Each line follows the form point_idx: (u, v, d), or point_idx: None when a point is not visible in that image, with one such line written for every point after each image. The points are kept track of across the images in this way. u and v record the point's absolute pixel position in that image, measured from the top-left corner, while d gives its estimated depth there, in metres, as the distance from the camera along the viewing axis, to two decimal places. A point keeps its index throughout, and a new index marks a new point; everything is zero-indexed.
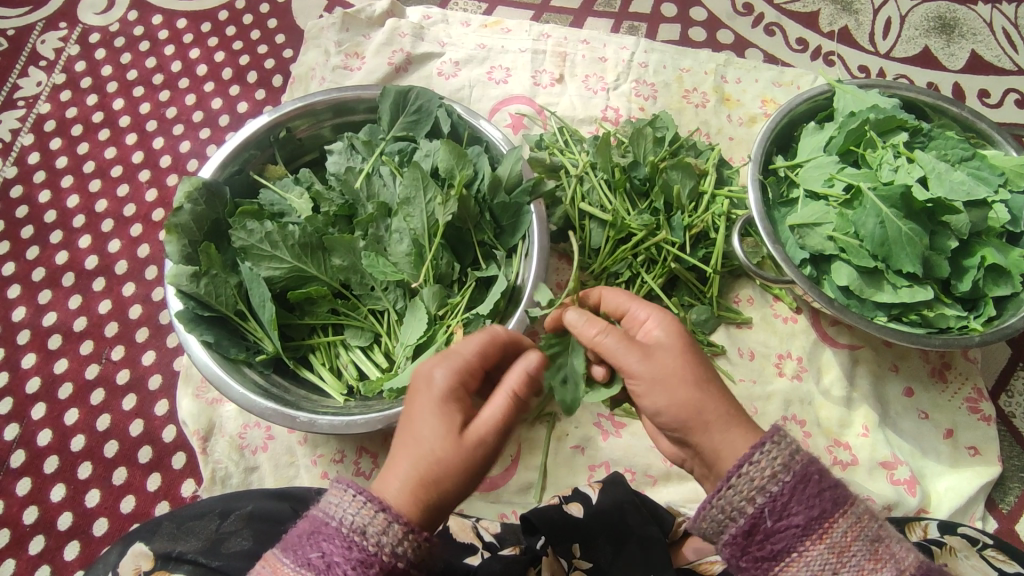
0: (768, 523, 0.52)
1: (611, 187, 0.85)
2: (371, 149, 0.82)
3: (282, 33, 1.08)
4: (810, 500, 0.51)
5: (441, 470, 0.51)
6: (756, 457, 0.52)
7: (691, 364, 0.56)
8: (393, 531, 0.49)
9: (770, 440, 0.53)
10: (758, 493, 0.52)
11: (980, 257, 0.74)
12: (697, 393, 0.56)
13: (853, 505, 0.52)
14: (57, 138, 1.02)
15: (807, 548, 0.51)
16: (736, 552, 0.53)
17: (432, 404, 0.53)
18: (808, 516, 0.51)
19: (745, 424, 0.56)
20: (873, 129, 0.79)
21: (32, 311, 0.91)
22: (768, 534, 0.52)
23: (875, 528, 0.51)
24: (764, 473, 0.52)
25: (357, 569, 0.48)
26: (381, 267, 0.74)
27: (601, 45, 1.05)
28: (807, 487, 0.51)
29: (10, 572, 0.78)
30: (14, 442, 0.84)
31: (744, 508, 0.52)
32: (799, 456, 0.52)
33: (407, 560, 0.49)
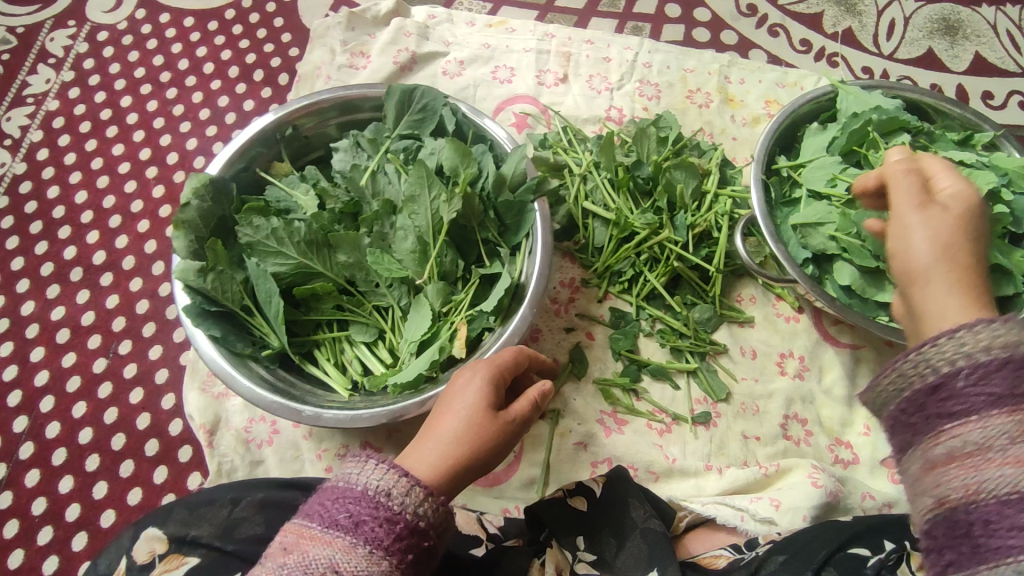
0: (960, 382, 0.46)
1: (614, 186, 0.86)
2: (377, 147, 0.83)
3: (288, 33, 1.09)
4: (994, 385, 0.45)
5: (469, 452, 0.57)
6: (978, 325, 0.47)
7: (970, 229, 0.57)
8: (416, 492, 0.51)
9: (987, 320, 0.47)
10: (927, 370, 0.48)
11: (981, 258, 0.75)
12: (970, 232, 0.56)
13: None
14: (66, 134, 1.03)
15: (971, 428, 0.45)
16: (908, 410, 0.48)
17: (473, 390, 0.60)
18: (989, 399, 0.44)
19: (971, 287, 0.55)
20: (876, 129, 0.80)
21: (41, 305, 0.92)
22: (929, 411, 0.47)
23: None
24: (945, 353, 0.47)
25: (384, 525, 0.49)
26: (386, 264, 0.75)
27: (605, 45, 1.06)
28: (998, 374, 0.45)
29: (19, 563, 0.79)
30: (23, 435, 0.85)
31: (909, 382, 0.48)
32: (996, 349, 0.45)
33: (428, 520, 0.51)
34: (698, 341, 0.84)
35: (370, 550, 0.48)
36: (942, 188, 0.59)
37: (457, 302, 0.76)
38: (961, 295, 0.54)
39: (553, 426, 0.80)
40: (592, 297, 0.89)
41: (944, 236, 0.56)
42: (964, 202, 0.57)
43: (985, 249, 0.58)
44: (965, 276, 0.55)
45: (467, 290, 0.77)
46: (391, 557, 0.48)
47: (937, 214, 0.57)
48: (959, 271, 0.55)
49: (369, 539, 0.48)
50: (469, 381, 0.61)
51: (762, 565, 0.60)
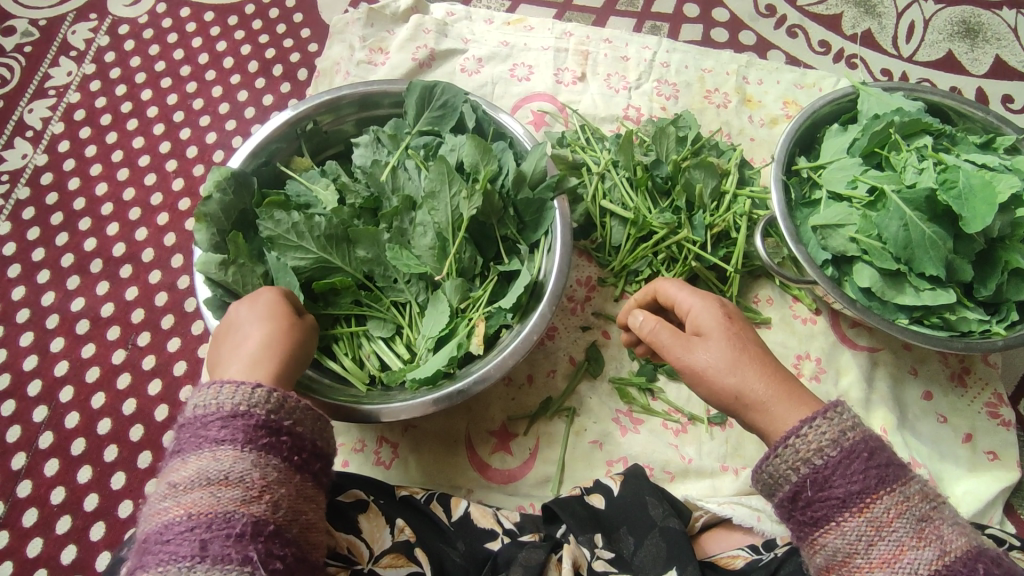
0: (809, 492, 0.52)
1: (632, 185, 0.86)
2: (396, 143, 0.83)
3: (308, 28, 1.09)
4: (854, 475, 0.50)
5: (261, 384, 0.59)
6: (803, 430, 0.53)
7: (749, 352, 0.59)
8: (224, 390, 0.53)
9: (822, 415, 0.53)
10: (802, 464, 0.52)
11: (1004, 262, 0.74)
12: (743, 355, 0.59)
13: (903, 484, 0.50)
14: (86, 127, 1.04)
15: (846, 521, 0.50)
16: (784, 516, 0.54)
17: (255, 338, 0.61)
18: (852, 490, 0.50)
19: (794, 394, 0.57)
20: (898, 132, 0.79)
21: (61, 296, 0.93)
22: (809, 503, 0.52)
23: (924, 509, 0.49)
24: (810, 446, 0.52)
25: (207, 428, 0.52)
26: (404, 260, 0.75)
27: (623, 44, 1.06)
28: (854, 462, 0.51)
29: (38, 551, 0.80)
30: (43, 424, 0.86)
31: (788, 476, 0.53)
32: (850, 434, 0.52)
33: (249, 404, 0.53)
34: None
35: (202, 450, 0.51)
36: (691, 318, 0.63)
37: (476, 299, 0.77)
38: (795, 408, 0.56)
39: (569, 424, 0.81)
40: (608, 296, 0.89)
41: (720, 367, 0.58)
42: (717, 318, 0.61)
43: (770, 354, 0.60)
44: (792, 386, 0.58)
45: (486, 286, 0.77)
46: (222, 445, 0.51)
47: (703, 348, 0.60)
48: (780, 387, 0.57)
49: (214, 442, 0.52)
50: (243, 311, 0.64)
51: (781, 566, 0.61)
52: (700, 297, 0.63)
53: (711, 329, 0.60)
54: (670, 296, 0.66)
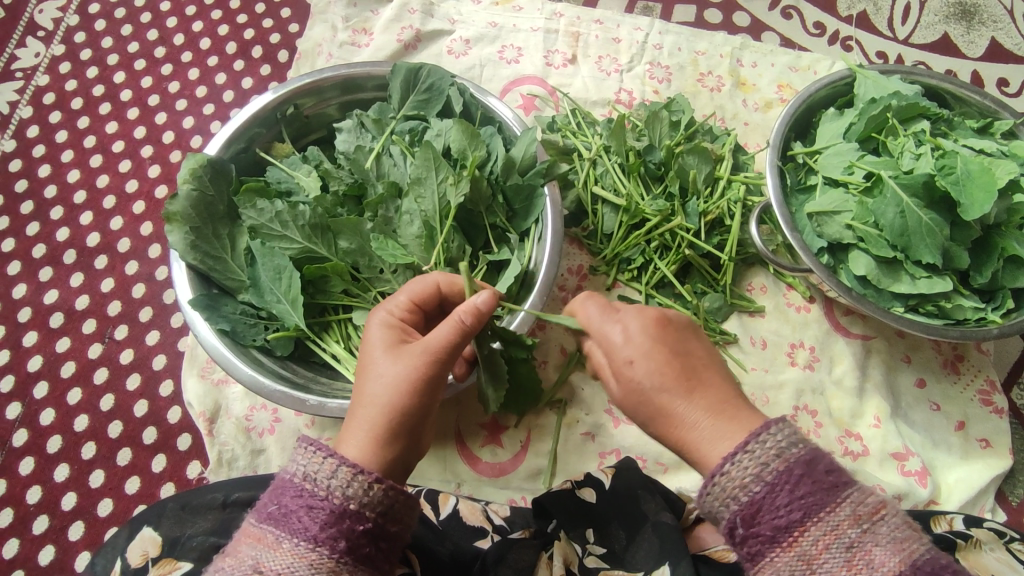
0: (740, 529, 0.48)
1: (624, 171, 0.84)
2: (381, 128, 0.79)
3: (288, 8, 1.05)
4: (780, 509, 0.47)
5: (391, 425, 0.54)
6: (727, 467, 0.49)
7: (676, 365, 0.54)
8: (340, 473, 0.49)
9: (743, 448, 0.49)
10: (730, 501, 0.48)
11: (1000, 249, 0.73)
12: (676, 368, 0.53)
13: (831, 512, 0.46)
14: (56, 111, 0.99)
15: (777, 557, 0.47)
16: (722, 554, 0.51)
17: (387, 353, 0.56)
18: (780, 525, 0.47)
19: (731, 419, 0.52)
20: (895, 116, 0.78)
21: (33, 289, 0.90)
22: (743, 541, 0.49)
23: (853, 536, 0.46)
24: (734, 483, 0.48)
25: (309, 513, 0.48)
26: (390, 250, 0.71)
27: (615, 25, 1.03)
28: (779, 495, 0.47)
29: (14, 552, 0.78)
30: (17, 421, 0.84)
31: (718, 515, 0.50)
32: (774, 464, 0.48)
33: (359, 501, 0.49)
34: (708, 330, 0.83)
35: (298, 543, 0.47)
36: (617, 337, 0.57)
37: None
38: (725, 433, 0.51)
39: (561, 416, 0.79)
40: (600, 284, 0.87)
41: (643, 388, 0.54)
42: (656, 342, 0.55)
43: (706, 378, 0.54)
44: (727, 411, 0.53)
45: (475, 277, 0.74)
46: (320, 547, 0.47)
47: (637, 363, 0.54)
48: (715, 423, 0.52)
49: (311, 533, 0.48)
50: (394, 345, 0.56)
51: None
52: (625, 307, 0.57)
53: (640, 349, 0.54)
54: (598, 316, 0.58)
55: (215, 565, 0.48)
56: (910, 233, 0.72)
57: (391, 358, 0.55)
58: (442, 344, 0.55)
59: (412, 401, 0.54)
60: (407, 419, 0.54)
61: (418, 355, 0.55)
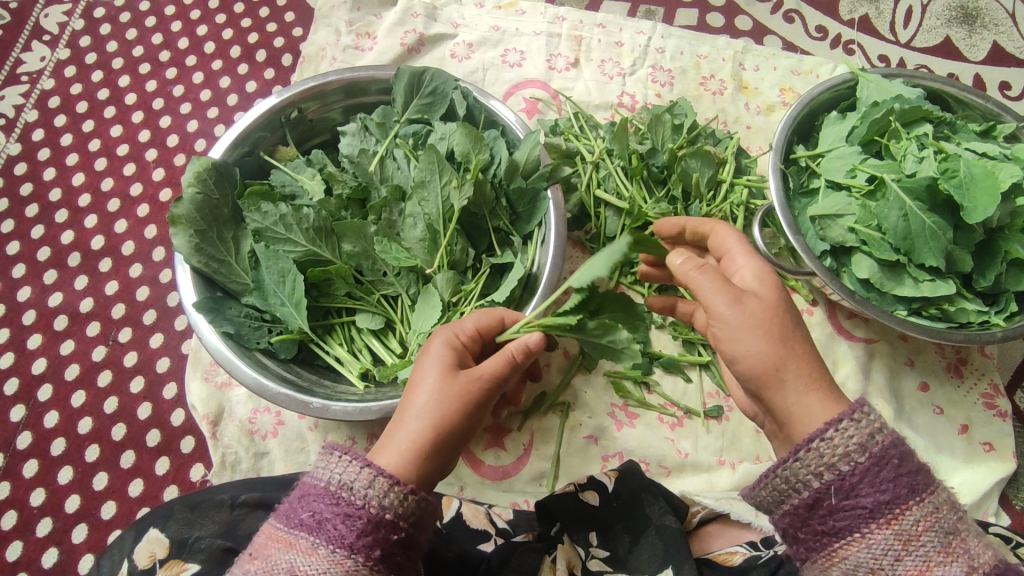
0: (833, 500, 0.50)
1: (628, 174, 0.84)
2: (385, 132, 0.80)
3: (292, 12, 1.06)
4: (883, 484, 0.49)
5: (434, 443, 0.53)
6: (831, 432, 0.50)
7: (778, 318, 0.54)
8: (377, 483, 0.49)
9: (850, 417, 0.51)
10: (829, 469, 0.50)
11: (1003, 252, 0.73)
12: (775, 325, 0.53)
13: (931, 494, 0.49)
14: (61, 115, 1.00)
15: (872, 533, 0.49)
16: (797, 524, 0.52)
17: (441, 371, 0.55)
18: (882, 500, 0.49)
19: (825, 388, 0.54)
20: (898, 119, 0.78)
21: (38, 291, 0.90)
22: (832, 512, 0.50)
23: (950, 521, 0.49)
24: (836, 451, 0.50)
25: (345, 521, 0.49)
26: (393, 253, 0.72)
27: (617, 29, 1.03)
28: (884, 470, 0.49)
29: (17, 555, 0.78)
30: (21, 424, 0.84)
31: (811, 482, 0.51)
32: (879, 437, 0.50)
33: (395, 512, 0.49)
34: None
35: (334, 550, 0.48)
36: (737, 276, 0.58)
37: (467, 292, 0.74)
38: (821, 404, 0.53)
39: (563, 419, 0.79)
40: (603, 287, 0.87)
41: (758, 334, 0.53)
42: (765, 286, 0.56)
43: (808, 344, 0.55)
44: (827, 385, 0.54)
45: (478, 279, 0.74)
46: (355, 555, 0.48)
47: (749, 305, 0.54)
48: (809, 376, 0.53)
49: (345, 540, 0.48)
50: (449, 364, 0.56)
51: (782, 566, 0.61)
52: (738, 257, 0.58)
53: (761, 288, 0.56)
54: (727, 245, 0.61)
55: (243, 565, 0.49)
56: (914, 237, 0.72)
57: (445, 376, 0.54)
58: (494, 374, 0.55)
59: (457, 423, 0.54)
60: (450, 440, 0.54)
61: (472, 381, 0.54)
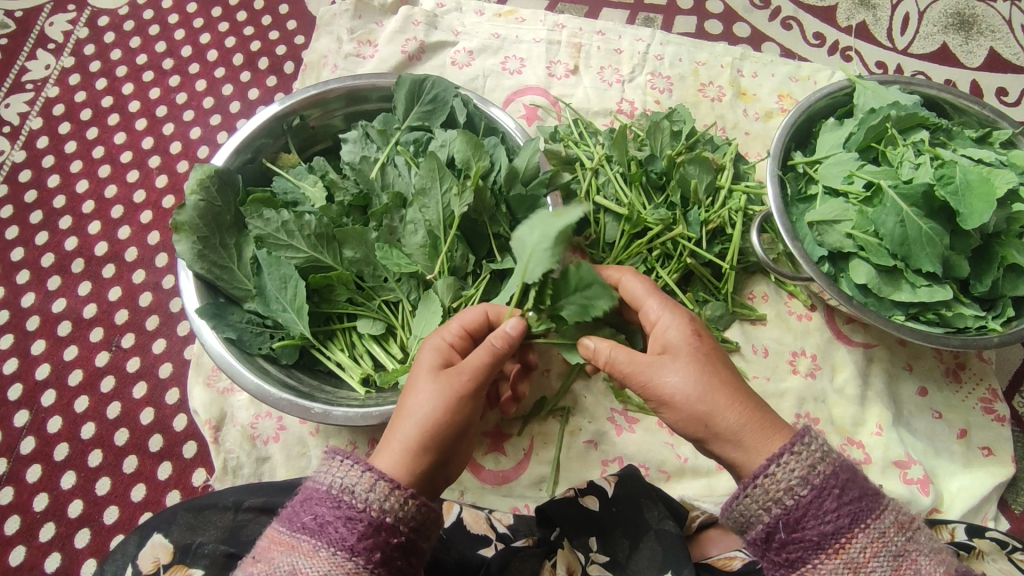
0: (783, 533, 0.51)
1: (627, 180, 0.84)
2: (386, 139, 0.81)
3: (294, 20, 1.07)
4: (827, 514, 0.50)
5: (426, 444, 0.54)
6: (773, 469, 0.52)
7: (707, 369, 0.55)
8: (378, 487, 0.50)
9: (789, 451, 0.52)
10: (775, 504, 0.51)
11: (1000, 257, 0.74)
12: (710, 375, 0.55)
13: (876, 519, 0.50)
14: (66, 122, 1.01)
15: (821, 562, 0.50)
16: (752, 558, 0.54)
17: (429, 375, 0.56)
18: (827, 530, 0.50)
19: (767, 420, 0.55)
20: (894, 126, 0.78)
21: (42, 297, 0.91)
22: (783, 544, 0.52)
23: (898, 542, 0.50)
24: (780, 486, 0.51)
25: (346, 524, 0.49)
26: (394, 259, 0.73)
27: (616, 36, 1.04)
28: (826, 501, 0.50)
29: (21, 560, 0.79)
30: (25, 429, 0.84)
31: (760, 517, 0.52)
32: (820, 468, 0.51)
33: (395, 515, 0.50)
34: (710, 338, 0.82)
35: (335, 553, 0.48)
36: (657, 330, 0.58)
37: (467, 298, 0.75)
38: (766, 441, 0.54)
39: (563, 424, 0.79)
40: None
41: (690, 394, 0.54)
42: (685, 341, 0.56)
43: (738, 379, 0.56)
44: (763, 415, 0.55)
45: (478, 285, 0.75)
46: (356, 557, 0.48)
47: (670, 368, 0.55)
48: (752, 418, 0.55)
49: (346, 543, 0.49)
50: (437, 369, 0.57)
51: None
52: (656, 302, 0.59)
53: (678, 345, 0.56)
54: (637, 297, 0.61)
55: (246, 568, 0.49)
56: (910, 242, 0.73)
57: (433, 379, 0.56)
58: (481, 367, 0.56)
59: (450, 423, 0.55)
60: (441, 440, 0.55)
61: (458, 379, 0.55)
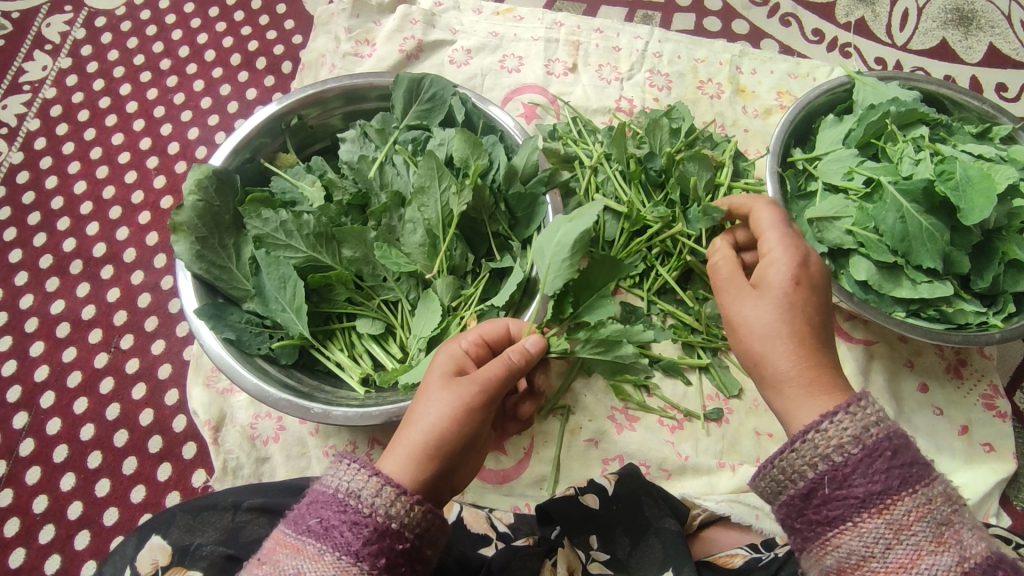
0: (826, 489, 0.50)
1: (626, 178, 0.84)
2: (384, 138, 0.80)
3: (292, 19, 1.07)
4: (876, 474, 0.49)
5: (433, 452, 0.54)
6: (824, 424, 0.51)
7: (801, 313, 0.56)
8: (385, 491, 0.50)
9: (844, 409, 0.51)
10: (823, 460, 0.51)
11: (1001, 253, 0.73)
12: (799, 322, 0.56)
13: (925, 485, 0.49)
14: (63, 123, 1.01)
15: (863, 522, 0.49)
16: (791, 516, 0.52)
17: (440, 382, 0.56)
18: (873, 490, 0.49)
19: (829, 394, 0.55)
20: (894, 122, 0.78)
21: (40, 299, 0.91)
22: (825, 502, 0.50)
23: (945, 512, 0.48)
24: (830, 441, 0.51)
25: (352, 529, 0.49)
26: (394, 259, 0.72)
27: (615, 34, 1.04)
28: (876, 461, 0.49)
29: (20, 562, 0.79)
30: (23, 431, 0.84)
31: (805, 473, 0.51)
32: (873, 431, 0.50)
33: (400, 521, 0.49)
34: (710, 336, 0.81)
35: (340, 557, 0.48)
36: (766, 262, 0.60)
37: (467, 297, 0.74)
38: (821, 399, 0.54)
39: (564, 423, 0.79)
40: None
41: (758, 328, 0.57)
42: (787, 284, 0.57)
43: (830, 345, 0.57)
44: (821, 371, 0.56)
45: (478, 284, 0.75)
46: (361, 563, 0.48)
47: (753, 302, 0.58)
48: (812, 381, 0.55)
49: (350, 548, 0.48)
50: (448, 374, 0.57)
51: (783, 567, 0.61)
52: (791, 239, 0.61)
53: (772, 286, 0.58)
54: (762, 226, 0.63)
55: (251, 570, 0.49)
56: (911, 240, 0.72)
57: (445, 386, 0.56)
58: (495, 381, 0.55)
59: (459, 432, 0.54)
60: (449, 450, 0.54)
61: (469, 388, 0.55)
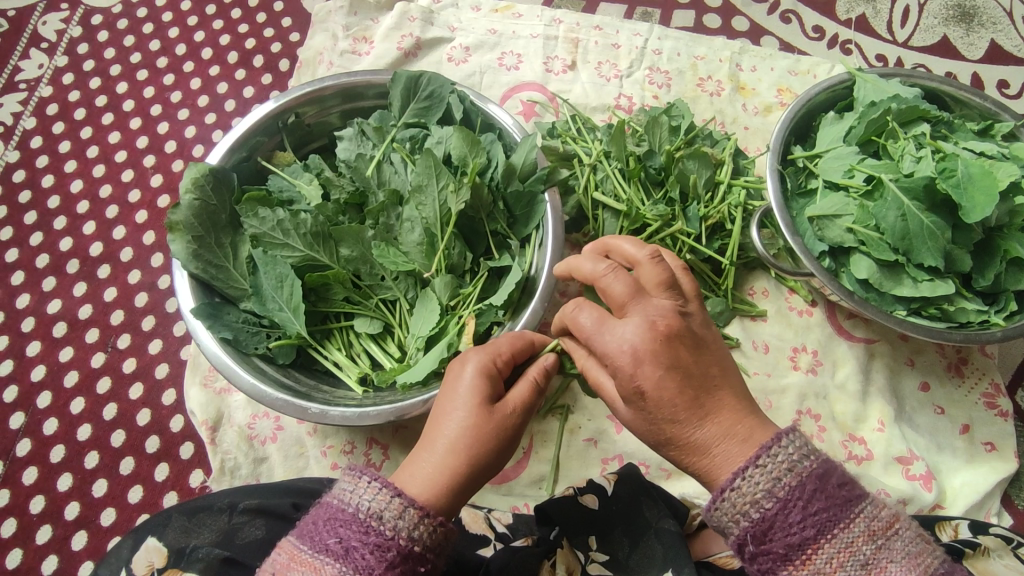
0: (751, 546, 0.49)
1: (625, 177, 0.83)
2: (382, 136, 0.80)
3: (289, 17, 1.06)
4: (793, 526, 0.48)
5: (463, 474, 0.54)
6: (739, 482, 0.50)
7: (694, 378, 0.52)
8: (408, 514, 0.49)
9: (754, 462, 0.50)
10: (742, 517, 0.49)
11: (1002, 252, 0.73)
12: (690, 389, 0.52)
13: (845, 529, 0.48)
14: (60, 121, 1.00)
15: (791, 574, 0.48)
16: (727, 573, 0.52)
17: (472, 401, 0.55)
18: (794, 541, 0.48)
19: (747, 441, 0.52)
20: (895, 119, 0.78)
21: (37, 298, 0.90)
22: (754, 556, 0.49)
23: (868, 551, 0.47)
24: (746, 498, 0.49)
25: (375, 552, 0.48)
26: (391, 257, 0.72)
27: (614, 31, 1.03)
28: (792, 512, 0.48)
29: (17, 562, 0.78)
30: (20, 431, 0.84)
31: (729, 529, 0.50)
32: (786, 480, 0.49)
33: (424, 544, 0.50)
34: None
35: None
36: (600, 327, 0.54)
37: (465, 296, 0.74)
38: (741, 448, 0.52)
39: (563, 422, 0.79)
40: None
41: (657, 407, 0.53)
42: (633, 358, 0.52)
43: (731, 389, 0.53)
44: (736, 420, 0.53)
45: (476, 283, 0.74)
46: None
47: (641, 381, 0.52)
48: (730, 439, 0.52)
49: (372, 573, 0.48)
50: (480, 392, 0.55)
51: None
52: (613, 325, 0.53)
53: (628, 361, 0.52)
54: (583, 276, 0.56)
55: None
56: (912, 238, 0.72)
57: (478, 408, 0.55)
58: (521, 404, 0.56)
59: (489, 454, 0.55)
60: (478, 472, 0.54)
61: (504, 413, 0.55)
